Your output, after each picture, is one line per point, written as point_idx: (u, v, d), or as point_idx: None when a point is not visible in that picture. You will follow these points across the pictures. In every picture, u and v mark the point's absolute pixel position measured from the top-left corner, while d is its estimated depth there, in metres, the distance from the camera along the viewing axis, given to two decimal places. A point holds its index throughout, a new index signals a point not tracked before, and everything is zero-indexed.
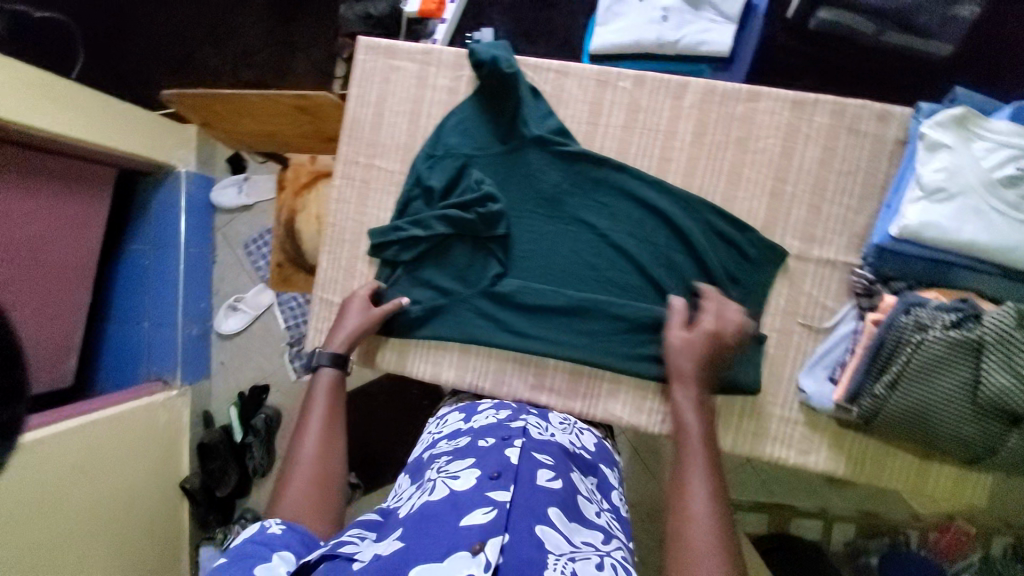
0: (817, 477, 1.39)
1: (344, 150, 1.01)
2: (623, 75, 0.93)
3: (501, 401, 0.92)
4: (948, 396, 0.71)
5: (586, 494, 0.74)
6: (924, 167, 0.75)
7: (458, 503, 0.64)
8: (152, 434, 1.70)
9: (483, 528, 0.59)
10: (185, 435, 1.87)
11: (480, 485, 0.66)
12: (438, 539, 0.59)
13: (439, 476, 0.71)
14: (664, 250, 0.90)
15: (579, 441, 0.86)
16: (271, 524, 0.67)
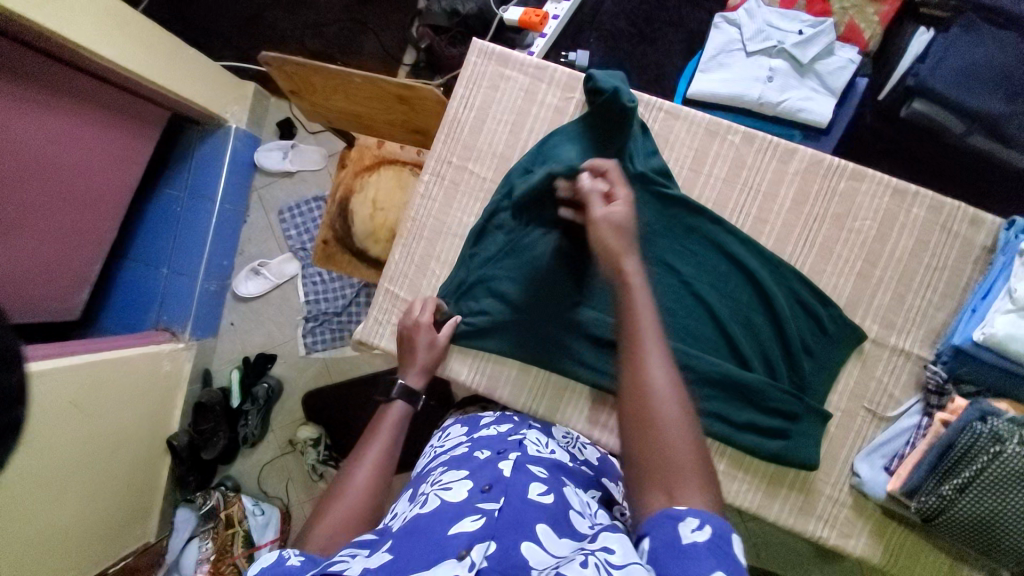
0: (808, 549, 1.40)
1: (438, 147, 1.01)
2: (732, 129, 0.93)
3: (502, 415, 0.94)
4: (1018, 511, 0.72)
5: (579, 509, 0.70)
6: (1019, 281, 0.77)
7: (446, 514, 0.63)
8: (151, 386, 1.64)
9: (469, 535, 0.59)
10: (181, 389, 1.79)
11: (469, 498, 0.66)
12: (424, 551, 0.58)
13: (430, 489, 0.71)
14: (745, 309, 0.91)
15: (580, 455, 0.88)
16: (290, 555, 0.63)
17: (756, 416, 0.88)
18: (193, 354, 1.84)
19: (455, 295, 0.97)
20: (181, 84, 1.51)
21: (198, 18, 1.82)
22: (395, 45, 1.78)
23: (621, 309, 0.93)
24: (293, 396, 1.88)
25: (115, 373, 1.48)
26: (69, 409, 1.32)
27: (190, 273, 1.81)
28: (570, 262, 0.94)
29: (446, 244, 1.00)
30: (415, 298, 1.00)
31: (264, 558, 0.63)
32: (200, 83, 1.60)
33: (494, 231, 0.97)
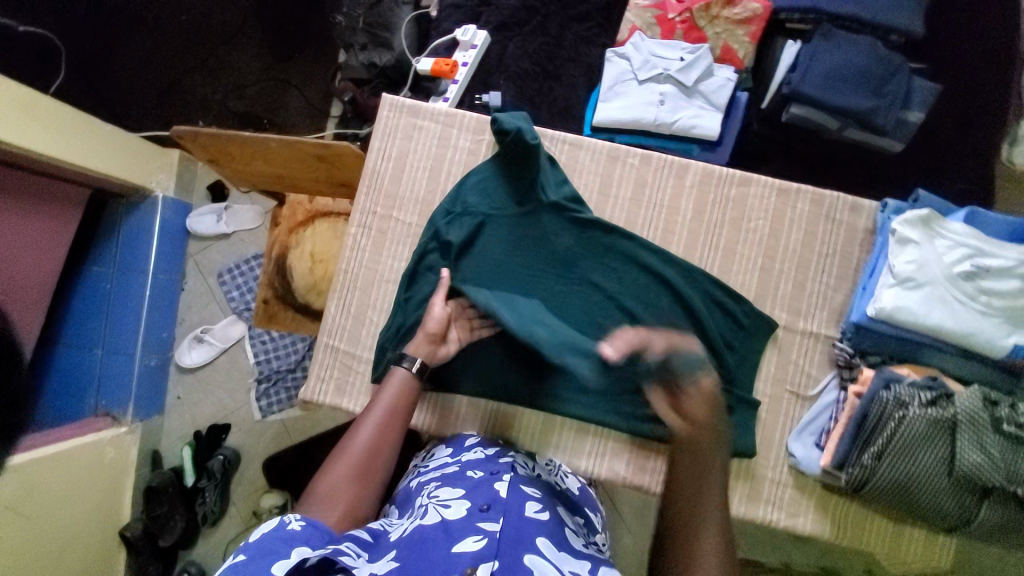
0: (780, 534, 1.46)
1: (362, 200, 1.04)
2: (631, 153, 1.02)
3: (486, 440, 0.93)
4: (928, 470, 0.77)
5: (571, 527, 0.76)
6: (895, 257, 0.86)
7: (450, 531, 0.66)
8: (94, 476, 1.54)
9: (474, 553, 0.62)
10: (129, 475, 1.69)
11: (469, 516, 0.68)
12: (431, 563, 0.61)
13: (430, 503, 0.73)
14: (669, 316, 0.97)
15: (563, 483, 0.90)
16: (291, 519, 0.65)
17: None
18: (139, 437, 1.74)
19: (394, 339, 0.98)
20: (98, 162, 1.48)
21: (110, 96, 1.79)
22: (320, 98, 1.81)
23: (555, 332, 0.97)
24: (252, 462, 1.80)
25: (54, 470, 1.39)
26: (6, 514, 1.25)
27: (129, 351, 1.74)
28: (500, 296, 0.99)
29: (380, 291, 1.02)
30: (355, 348, 1.01)
31: (264, 523, 0.64)
32: (118, 156, 1.56)
33: (425, 273, 0.99)
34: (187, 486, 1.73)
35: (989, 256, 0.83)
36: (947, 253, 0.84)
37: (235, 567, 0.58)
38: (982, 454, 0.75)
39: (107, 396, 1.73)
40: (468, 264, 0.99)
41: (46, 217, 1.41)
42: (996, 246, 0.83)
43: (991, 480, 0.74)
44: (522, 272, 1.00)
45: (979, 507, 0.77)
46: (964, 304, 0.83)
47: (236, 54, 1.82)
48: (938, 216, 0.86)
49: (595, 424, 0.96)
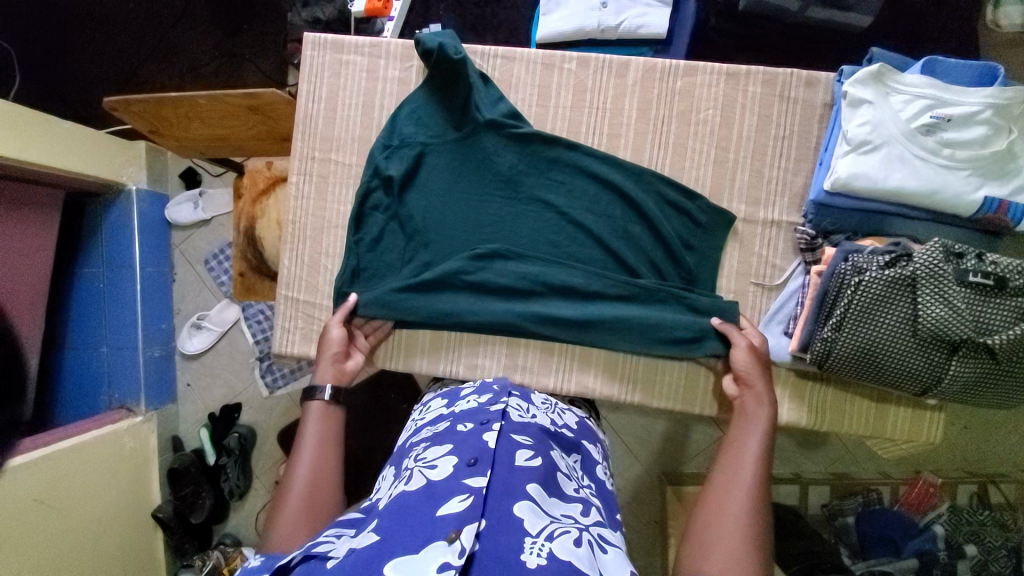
0: (791, 443, 1.45)
1: (298, 146, 1.01)
2: (567, 58, 0.97)
3: (484, 383, 0.88)
4: (891, 332, 0.75)
5: (565, 472, 0.71)
6: (850, 123, 0.81)
7: (435, 494, 0.61)
8: (117, 466, 1.46)
9: (460, 515, 0.56)
10: (154, 462, 1.60)
11: (455, 473, 0.63)
12: (414, 530, 0.56)
13: (416, 467, 0.68)
14: (621, 222, 0.94)
15: (561, 420, 0.85)
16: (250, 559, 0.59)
17: (646, 311, 0.91)
18: (157, 426, 1.64)
19: (351, 282, 0.96)
20: (73, 161, 1.40)
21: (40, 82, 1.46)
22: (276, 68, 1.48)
23: (508, 250, 0.94)
24: (269, 437, 1.70)
25: (78, 464, 1.32)
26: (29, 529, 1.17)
27: (130, 344, 1.62)
28: (449, 225, 0.96)
29: (330, 237, 1.01)
30: (315, 297, 1.01)
31: None
32: (88, 154, 1.46)
33: (372, 212, 0.97)
34: (211, 465, 1.63)
35: (949, 106, 0.77)
36: (904, 109, 0.79)
37: None
38: (945, 308, 0.71)
39: (119, 389, 1.62)
40: (414, 199, 0.97)
41: (27, 211, 1.34)
42: (958, 92, 0.77)
43: (956, 333, 0.71)
44: (471, 197, 0.97)
45: (949, 363, 0.75)
46: (924, 161, 0.78)
47: (179, 20, 1.42)
48: (891, 70, 0.79)
49: (560, 341, 0.94)
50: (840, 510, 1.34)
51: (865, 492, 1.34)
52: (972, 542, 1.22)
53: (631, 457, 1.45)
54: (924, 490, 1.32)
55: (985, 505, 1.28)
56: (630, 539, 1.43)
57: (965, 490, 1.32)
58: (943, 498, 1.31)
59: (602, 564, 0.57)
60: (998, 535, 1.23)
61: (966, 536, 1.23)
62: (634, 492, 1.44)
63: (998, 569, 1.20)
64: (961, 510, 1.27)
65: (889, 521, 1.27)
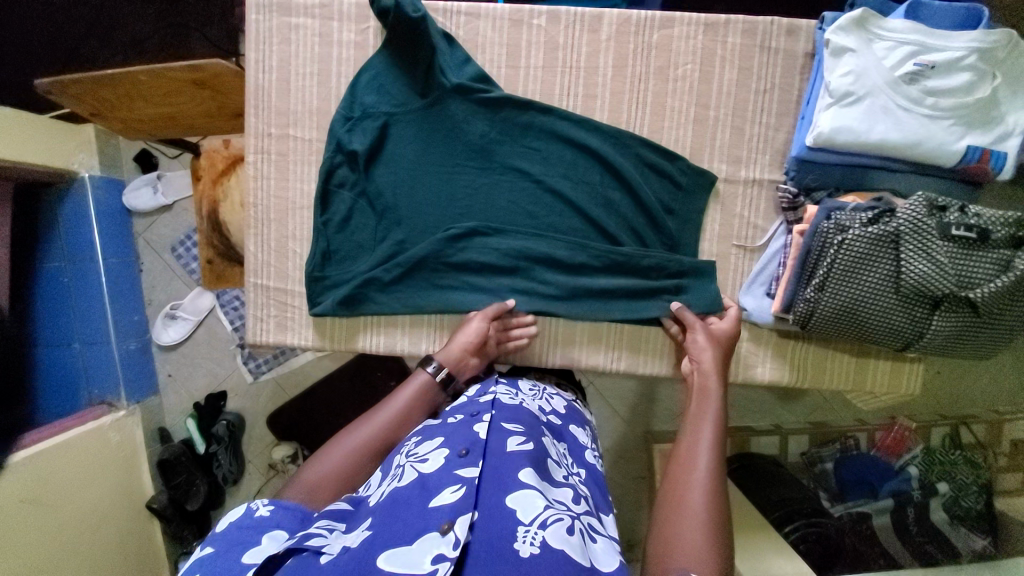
0: (772, 396, 1.49)
1: (253, 122, 0.94)
2: (536, 12, 0.90)
3: (463, 370, 0.86)
4: (874, 290, 0.74)
5: (555, 459, 0.70)
6: (832, 73, 0.77)
7: (427, 485, 0.59)
8: (105, 461, 1.43)
9: (453, 506, 0.55)
10: (142, 455, 1.57)
11: (447, 465, 0.62)
12: (406, 522, 0.55)
13: (407, 461, 0.66)
14: (600, 188, 0.90)
15: (548, 406, 0.85)
16: (258, 505, 0.61)
17: (628, 278, 0.90)
18: (141, 419, 1.60)
19: (322, 265, 0.92)
20: (16, 150, 1.30)
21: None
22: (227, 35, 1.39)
23: (485, 224, 0.90)
24: (258, 423, 1.67)
25: (65, 464, 1.29)
26: (25, 538, 1.13)
27: (104, 338, 1.56)
28: (421, 200, 0.92)
29: (296, 219, 0.96)
30: (287, 284, 0.97)
31: (232, 511, 0.61)
32: (29, 141, 1.34)
33: (338, 190, 0.91)
34: (200, 455, 1.60)
35: (932, 51, 0.74)
36: (887, 57, 0.75)
37: (200, 562, 0.55)
38: (928, 263, 0.70)
39: (98, 383, 1.57)
40: (381, 173, 0.92)
41: None
42: (941, 37, 0.74)
43: (938, 287, 0.71)
44: (441, 168, 0.92)
45: (931, 318, 0.75)
46: (908, 111, 0.75)
47: None
48: (874, 15, 0.75)
49: (540, 316, 0.92)
50: (818, 456, 1.38)
51: (842, 438, 1.38)
52: (943, 480, 1.27)
53: (618, 420, 1.47)
54: (899, 434, 1.36)
55: (956, 445, 1.33)
56: (619, 498, 1.47)
57: (938, 432, 1.36)
58: (917, 439, 1.35)
59: (592, 552, 0.56)
60: (968, 472, 1.27)
61: (939, 475, 1.28)
62: (621, 452, 1.47)
63: (967, 504, 1.24)
64: (934, 451, 1.32)
65: (865, 466, 1.32)
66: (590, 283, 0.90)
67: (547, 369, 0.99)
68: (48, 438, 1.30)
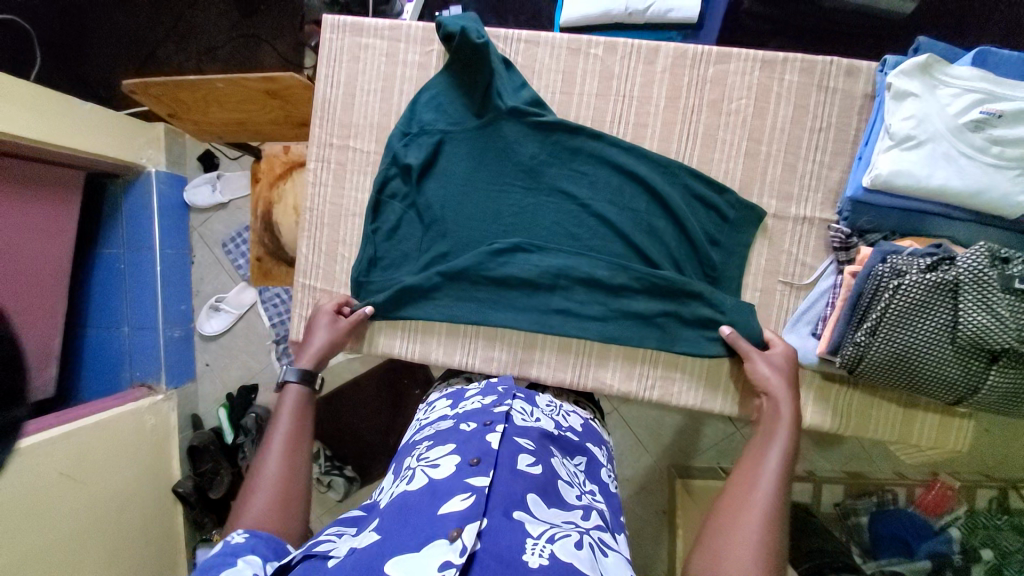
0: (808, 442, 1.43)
1: (316, 131, 1.00)
2: (594, 42, 0.93)
3: (488, 386, 0.87)
4: (928, 338, 0.71)
5: (567, 478, 0.70)
6: (893, 117, 0.76)
7: (437, 492, 0.60)
8: (140, 442, 1.49)
9: (462, 514, 0.55)
10: (173, 439, 1.63)
11: (458, 473, 0.63)
12: (415, 529, 0.56)
13: (419, 466, 0.68)
14: (644, 215, 0.90)
15: (565, 422, 0.85)
16: (235, 534, 0.62)
17: (667, 306, 0.89)
18: (177, 405, 1.67)
19: (367, 270, 0.96)
20: (96, 143, 1.40)
21: (55, 59, 1.46)
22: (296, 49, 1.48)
23: (527, 241, 0.92)
24: None
25: (104, 439, 1.36)
26: (62, 511, 1.19)
27: (152, 324, 1.64)
28: (467, 214, 0.94)
29: (346, 225, 1.00)
30: (332, 286, 1.00)
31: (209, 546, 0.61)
32: (110, 137, 1.46)
33: (389, 201, 0.95)
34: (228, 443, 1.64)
35: (999, 101, 0.73)
36: (953, 102, 0.74)
37: None
38: (988, 315, 0.67)
39: (141, 367, 1.64)
40: (432, 187, 0.94)
41: (53, 193, 1.35)
42: (1010, 87, 0.72)
43: (998, 341, 0.67)
44: (490, 187, 0.94)
45: (988, 373, 0.71)
46: (973, 159, 0.73)
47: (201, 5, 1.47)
48: (940, 61, 0.75)
49: (576, 338, 0.93)
50: (853, 508, 1.31)
51: (879, 492, 1.30)
52: (987, 547, 1.19)
53: (643, 451, 1.44)
54: (940, 493, 1.27)
55: (1004, 510, 1.25)
56: (638, 531, 1.43)
57: (984, 495, 1.29)
58: (960, 500, 1.27)
59: (603, 567, 0.56)
60: (1014, 540, 1.20)
61: (982, 539, 1.21)
62: (643, 483, 1.43)
63: (1011, 574, 1.17)
64: (977, 513, 1.24)
65: (901, 522, 1.24)
66: (630, 308, 0.90)
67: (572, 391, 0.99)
68: (93, 416, 1.38)
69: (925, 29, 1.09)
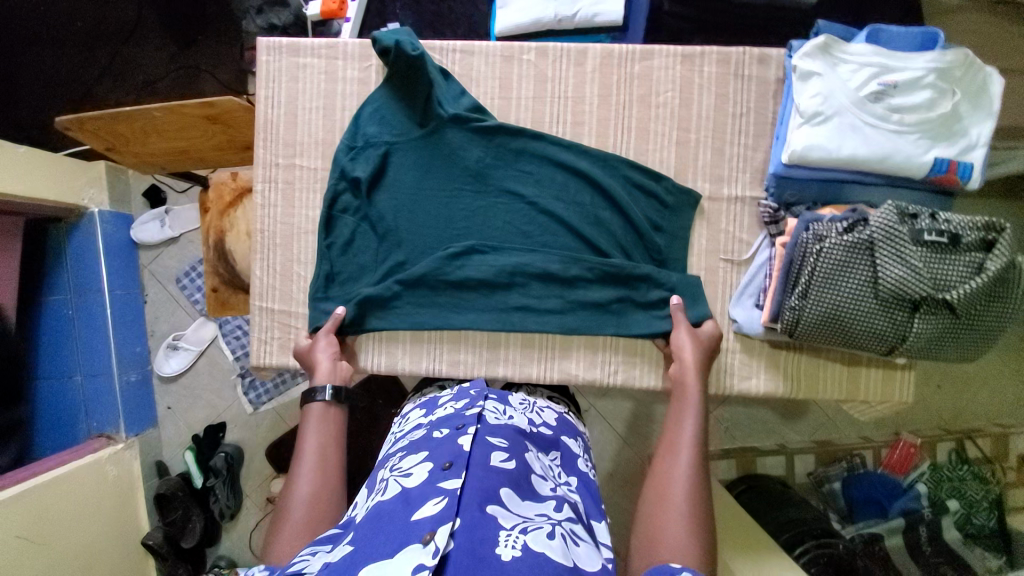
0: (775, 415, 1.49)
1: (261, 153, 1.00)
2: (525, 49, 0.97)
3: (463, 389, 0.88)
4: (854, 295, 0.76)
5: (541, 473, 0.71)
6: (802, 95, 0.83)
7: (410, 499, 0.61)
8: (101, 495, 1.42)
9: (434, 517, 0.56)
10: (138, 489, 1.56)
11: (430, 478, 0.64)
12: (388, 537, 0.56)
13: (391, 476, 0.69)
14: (591, 208, 0.94)
15: (540, 418, 0.86)
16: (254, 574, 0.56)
17: (621, 292, 0.93)
18: (140, 452, 1.60)
19: (325, 286, 0.96)
20: (31, 185, 1.36)
21: None
22: (238, 77, 1.47)
23: (480, 243, 0.95)
24: (257, 455, 1.66)
25: (62, 496, 1.29)
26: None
27: (105, 369, 1.57)
28: (420, 221, 0.96)
29: (299, 244, 1.00)
30: (290, 306, 1.00)
31: None
32: (47, 179, 1.41)
33: (341, 215, 0.96)
34: (199, 489, 1.57)
35: (894, 72, 0.80)
36: (852, 78, 0.81)
37: None
38: (903, 267, 0.73)
39: (98, 416, 1.57)
40: (384, 197, 0.96)
41: None
42: (901, 58, 0.80)
43: (915, 291, 0.73)
44: (440, 194, 0.96)
45: (911, 321, 0.77)
46: (875, 127, 0.81)
47: (135, 39, 1.45)
48: (836, 41, 0.82)
49: (537, 332, 0.95)
50: (825, 476, 1.38)
51: (848, 457, 1.39)
52: (953, 498, 1.28)
53: (621, 442, 1.47)
54: (905, 452, 1.37)
55: (963, 461, 1.34)
56: (625, 523, 1.45)
57: (943, 448, 1.38)
58: (924, 456, 1.37)
59: (575, 556, 0.58)
60: (977, 488, 1.29)
61: (948, 491, 1.30)
62: (625, 474, 1.46)
63: (980, 521, 1.25)
64: (941, 467, 1.34)
65: (873, 484, 1.32)
66: (585, 297, 0.93)
67: (542, 386, 1.01)
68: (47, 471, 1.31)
69: (830, 19, 1.19)
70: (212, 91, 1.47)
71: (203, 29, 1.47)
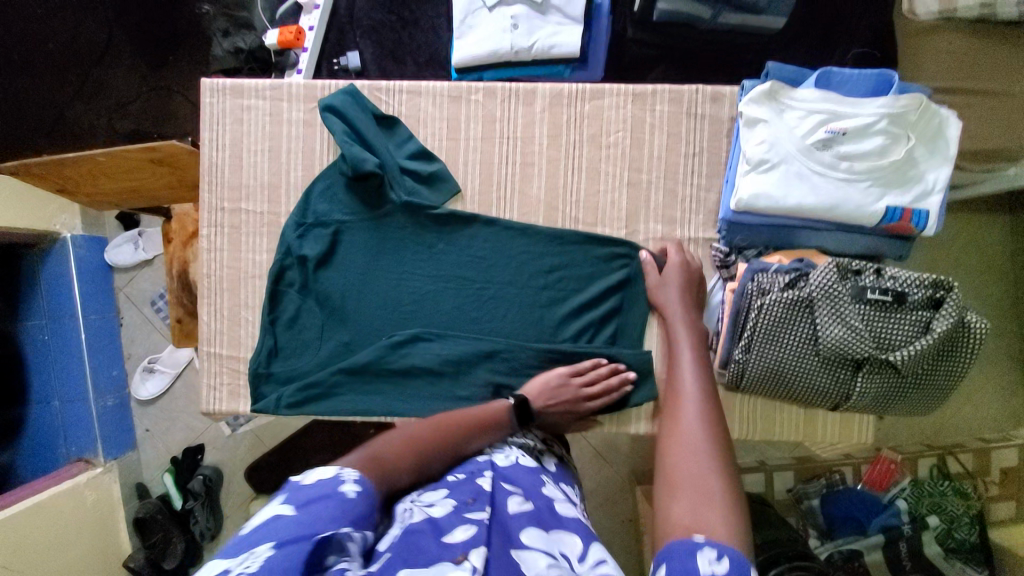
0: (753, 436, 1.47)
1: (206, 198, 0.98)
2: (473, 89, 0.95)
3: None
4: (796, 352, 0.75)
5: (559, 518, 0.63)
6: (748, 142, 0.81)
7: (442, 520, 0.55)
8: (78, 523, 1.39)
9: (467, 541, 0.51)
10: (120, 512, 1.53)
11: (460, 506, 0.58)
12: (417, 555, 0.50)
13: (414, 501, 0.61)
14: (545, 289, 0.93)
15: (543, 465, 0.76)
16: (349, 478, 0.56)
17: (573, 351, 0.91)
18: (120, 473, 1.55)
19: (267, 361, 0.94)
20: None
21: None
22: None
23: (427, 330, 0.93)
24: (236, 474, 1.59)
25: (35, 526, 1.26)
26: None
27: (82, 395, 1.53)
28: (370, 265, 0.95)
29: (246, 289, 0.98)
30: (238, 352, 0.98)
31: (326, 469, 0.58)
32: (12, 206, 1.37)
33: (286, 290, 0.95)
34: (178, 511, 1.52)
35: (843, 119, 0.78)
36: (800, 125, 0.79)
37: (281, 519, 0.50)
38: (843, 326, 0.71)
39: (76, 442, 1.53)
40: (328, 278, 0.95)
41: None
42: (851, 105, 0.77)
43: (857, 351, 0.71)
44: (386, 258, 0.95)
45: (855, 379, 0.75)
46: (822, 176, 0.78)
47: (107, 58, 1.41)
48: (783, 87, 0.80)
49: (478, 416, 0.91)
50: (805, 493, 1.29)
51: (828, 474, 1.30)
52: (934, 513, 1.22)
53: (602, 463, 1.45)
54: (885, 468, 1.31)
55: (944, 477, 1.29)
56: (607, 540, 1.44)
57: (925, 463, 1.32)
58: (904, 473, 1.31)
59: None
60: (958, 504, 1.23)
61: (929, 507, 1.24)
62: (607, 494, 1.44)
63: (961, 535, 1.21)
64: (923, 483, 1.28)
65: (853, 501, 1.25)
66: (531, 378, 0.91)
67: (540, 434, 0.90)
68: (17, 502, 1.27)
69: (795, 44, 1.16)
70: (184, 112, 1.44)
71: (173, 50, 1.43)
